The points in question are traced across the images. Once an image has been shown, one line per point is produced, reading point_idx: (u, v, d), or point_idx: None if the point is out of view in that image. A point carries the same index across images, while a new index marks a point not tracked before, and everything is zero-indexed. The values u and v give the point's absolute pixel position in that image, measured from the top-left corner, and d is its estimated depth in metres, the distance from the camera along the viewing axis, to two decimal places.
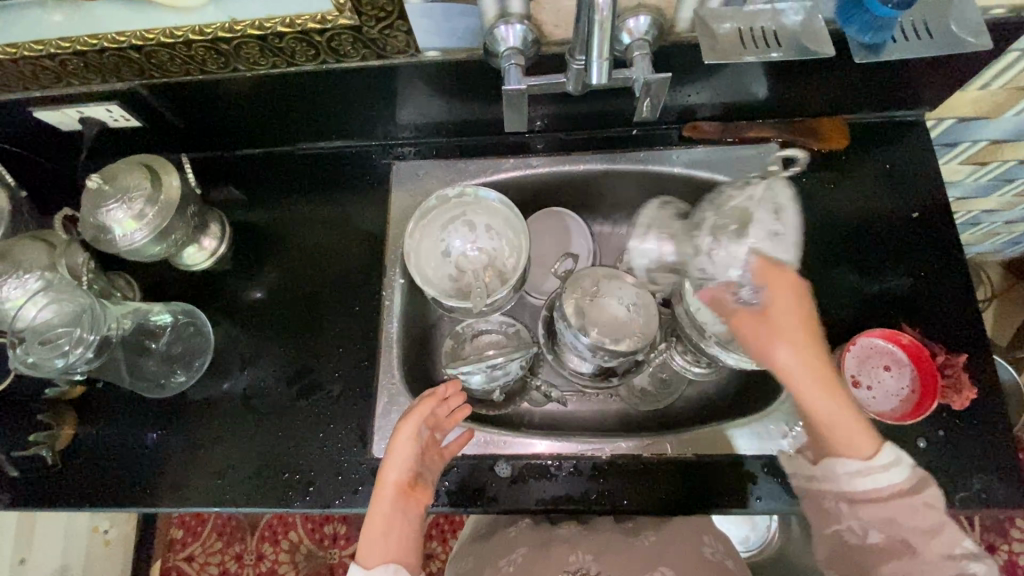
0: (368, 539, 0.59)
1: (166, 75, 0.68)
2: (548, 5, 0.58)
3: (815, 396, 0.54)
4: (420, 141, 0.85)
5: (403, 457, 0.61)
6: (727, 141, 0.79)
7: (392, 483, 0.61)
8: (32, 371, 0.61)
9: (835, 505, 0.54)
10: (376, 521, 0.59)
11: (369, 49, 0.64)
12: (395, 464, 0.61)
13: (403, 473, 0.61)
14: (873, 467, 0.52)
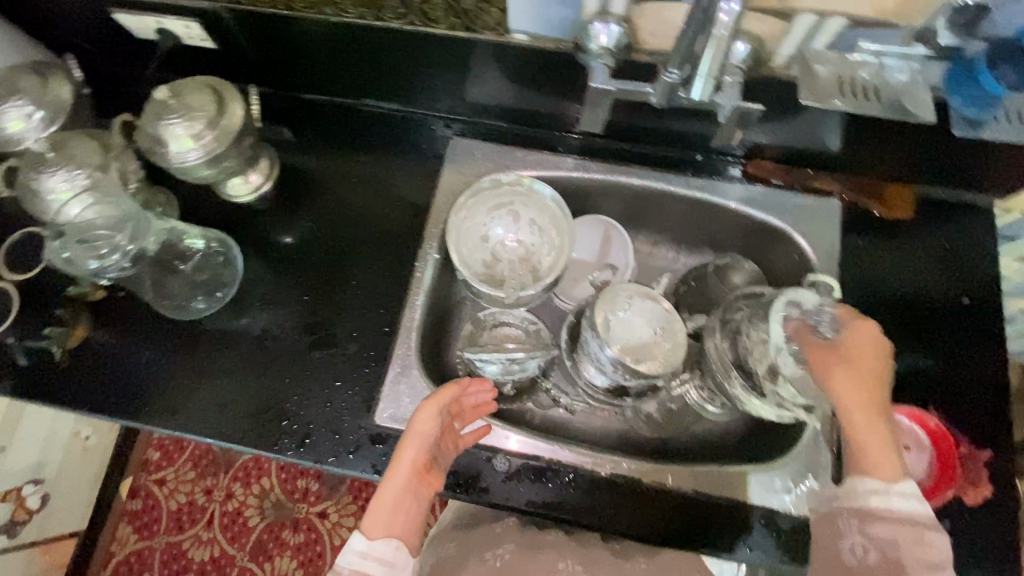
0: (376, 513, 0.57)
1: (251, 3, 0.68)
2: (650, 13, 0.57)
3: (861, 414, 0.52)
4: (481, 121, 0.84)
5: (424, 437, 0.60)
6: (788, 186, 0.78)
7: (409, 462, 0.59)
8: (65, 267, 0.62)
9: (846, 524, 0.51)
10: (387, 496, 0.58)
11: (459, 19, 0.64)
12: (416, 443, 0.60)
13: (422, 453, 0.60)
14: (890, 491, 0.49)
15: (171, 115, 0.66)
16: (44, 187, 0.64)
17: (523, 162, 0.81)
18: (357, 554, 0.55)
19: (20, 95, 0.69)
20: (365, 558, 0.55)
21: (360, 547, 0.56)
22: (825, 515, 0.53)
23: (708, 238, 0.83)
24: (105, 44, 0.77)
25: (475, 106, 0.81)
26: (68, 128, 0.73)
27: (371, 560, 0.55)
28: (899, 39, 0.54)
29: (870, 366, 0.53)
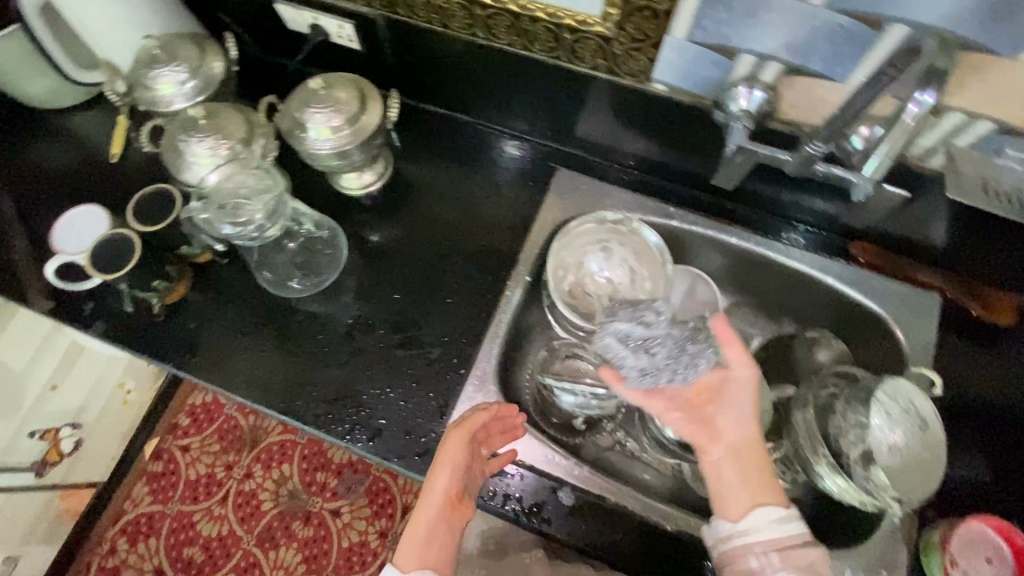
0: (409, 543, 0.57)
1: (409, 15, 0.72)
2: (799, 85, 0.59)
3: (671, 412, 0.56)
4: (589, 157, 0.87)
5: (455, 463, 0.61)
6: (890, 274, 0.78)
7: (439, 487, 0.60)
8: (205, 228, 0.65)
9: (753, 559, 0.50)
10: (418, 525, 0.58)
11: (605, 61, 0.67)
12: (446, 469, 0.61)
13: (454, 478, 0.60)
14: (739, 526, 0.51)
15: (317, 104, 0.70)
16: (188, 151, 0.68)
17: (626, 203, 0.82)
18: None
19: (178, 63, 0.73)
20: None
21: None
22: (730, 551, 0.51)
23: (793, 308, 0.84)
24: (260, 29, 0.82)
25: (587, 142, 0.84)
26: (214, 100, 0.77)
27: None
28: None
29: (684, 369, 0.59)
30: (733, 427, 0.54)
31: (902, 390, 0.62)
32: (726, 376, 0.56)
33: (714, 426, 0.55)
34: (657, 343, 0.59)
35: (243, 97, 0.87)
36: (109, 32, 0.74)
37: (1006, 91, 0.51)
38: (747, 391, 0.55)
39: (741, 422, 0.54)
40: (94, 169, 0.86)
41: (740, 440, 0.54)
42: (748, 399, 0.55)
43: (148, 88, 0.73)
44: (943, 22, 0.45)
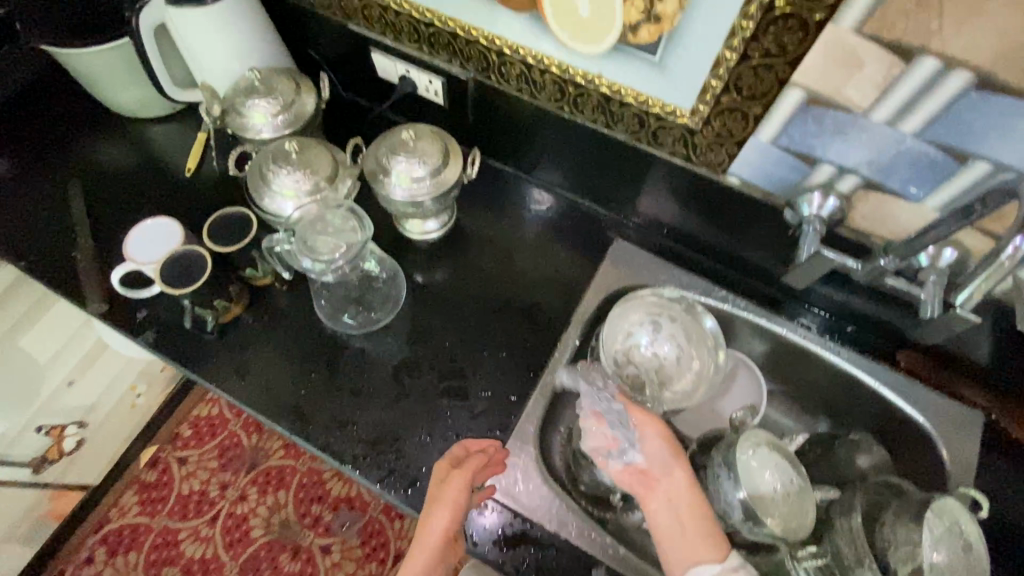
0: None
1: (500, 81, 0.75)
2: (874, 200, 0.62)
3: (612, 473, 0.64)
4: (646, 231, 0.88)
5: (453, 512, 0.61)
6: (938, 388, 0.79)
7: (437, 539, 0.60)
8: (286, 259, 0.66)
9: None
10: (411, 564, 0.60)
11: (684, 149, 0.69)
12: (445, 515, 0.61)
13: (450, 522, 0.61)
14: None
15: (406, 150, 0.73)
16: (275, 182, 0.69)
17: (679, 281, 0.84)
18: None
19: (274, 97, 0.76)
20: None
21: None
22: None
23: (834, 406, 0.83)
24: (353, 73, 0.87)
25: (645, 217, 0.86)
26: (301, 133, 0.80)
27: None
28: None
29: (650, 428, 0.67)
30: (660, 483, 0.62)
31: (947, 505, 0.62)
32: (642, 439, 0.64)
33: (646, 484, 0.62)
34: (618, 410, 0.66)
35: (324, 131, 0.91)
36: (211, 59, 0.78)
37: None
38: (669, 449, 0.63)
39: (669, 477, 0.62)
40: (165, 179, 0.88)
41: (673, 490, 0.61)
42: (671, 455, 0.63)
43: (240, 114, 0.75)
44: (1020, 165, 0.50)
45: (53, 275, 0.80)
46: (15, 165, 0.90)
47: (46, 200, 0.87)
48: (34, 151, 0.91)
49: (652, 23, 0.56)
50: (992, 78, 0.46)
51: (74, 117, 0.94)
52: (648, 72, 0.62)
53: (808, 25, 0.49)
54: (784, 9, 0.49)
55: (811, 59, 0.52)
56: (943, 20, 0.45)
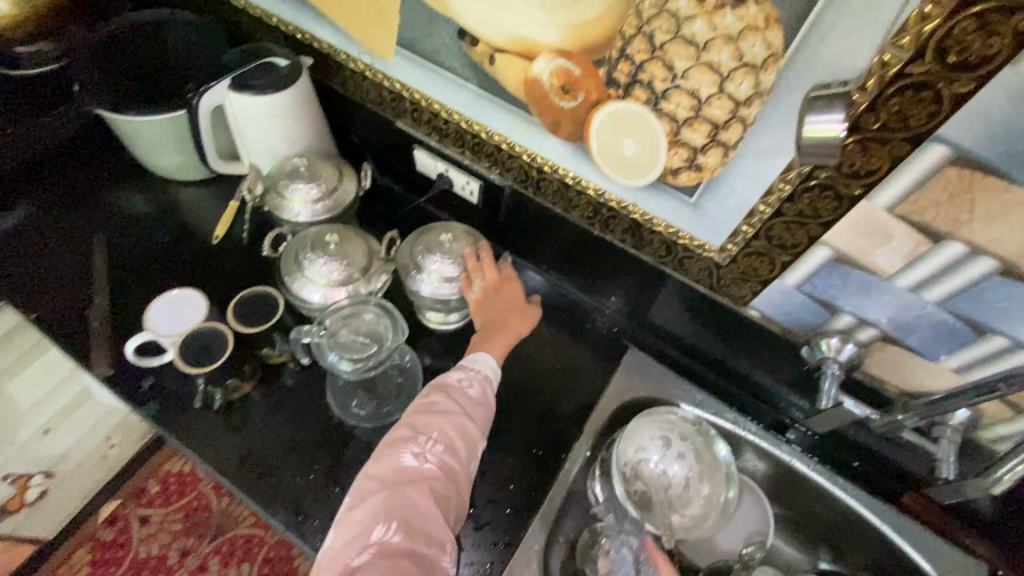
0: (498, 346, 0.74)
1: (536, 192, 0.79)
2: (891, 352, 0.64)
3: None
4: (659, 342, 0.89)
5: (522, 311, 0.78)
6: (947, 536, 0.76)
7: (525, 323, 0.77)
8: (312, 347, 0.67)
9: None
10: (507, 325, 0.76)
11: (707, 279, 0.72)
12: (519, 317, 0.77)
13: (519, 315, 0.77)
14: None
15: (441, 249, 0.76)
16: (309, 269, 0.70)
17: (691, 397, 0.84)
18: (492, 370, 0.72)
19: (317, 182, 0.78)
20: (483, 377, 0.70)
21: (493, 363, 0.72)
22: None
23: (838, 542, 0.82)
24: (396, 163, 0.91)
25: (660, 330, 0.87)
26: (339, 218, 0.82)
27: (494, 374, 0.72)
28: None
29: None
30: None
31: None
32: None
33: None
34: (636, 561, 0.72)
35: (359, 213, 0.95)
36: (260, 140, 0.81)
37: None
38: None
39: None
40: (190, 243, 0.88)
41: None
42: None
43: (281, 196, 0.77)
44: None
45: (62, 331, 0.79)
46: (41, 213, 0.90)
47: (67, 251, 0.87)
48: (62, 201, 0.91)
49: (693, 170, 0.60)
50: (1014, 271, 0.49)
51: (108, 172, 0.95)
52: (683, 208, 0.65)
53: (843, 197, 0.52)
54: (821, 181, 0.52)
55: (841, 226, 0.55)
56: (973, 215, 0.48)
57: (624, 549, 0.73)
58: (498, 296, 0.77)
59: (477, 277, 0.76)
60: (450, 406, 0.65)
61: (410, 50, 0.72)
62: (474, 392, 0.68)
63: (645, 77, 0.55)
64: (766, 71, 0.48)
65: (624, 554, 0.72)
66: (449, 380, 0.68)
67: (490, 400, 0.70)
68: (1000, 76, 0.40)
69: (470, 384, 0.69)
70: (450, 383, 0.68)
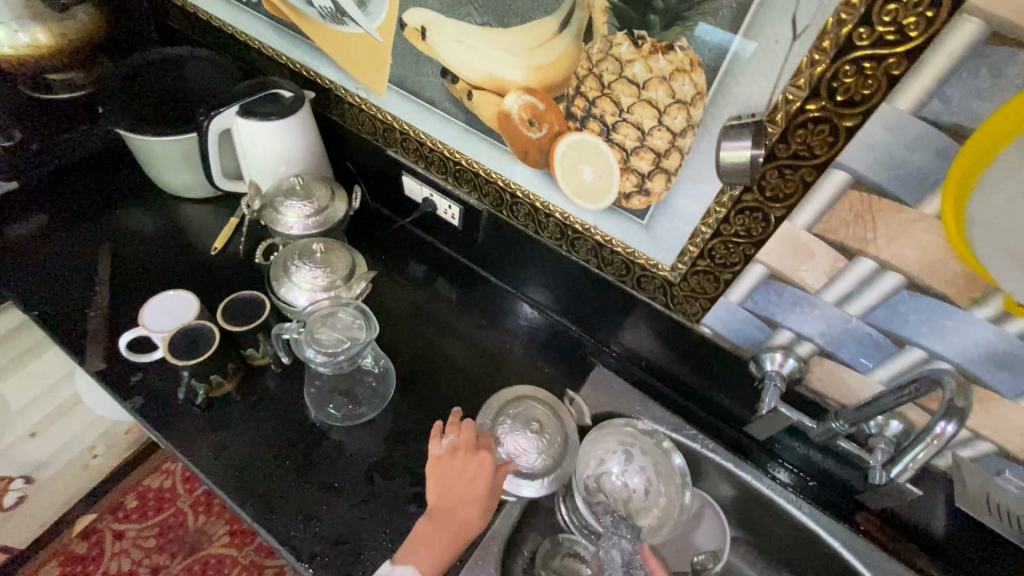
0: (426, 556, 0.67)
1: (509, 216, 0.86)
2: (827, 366, 0.69)
3: None
4: (626, 363, 0.93)
5: (480, 499, 0.70)
6: (895, 554, 0.79)
7: (478, 520, 0.70)
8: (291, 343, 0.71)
9: None
10: (453, 521, 0.69)
11: (663, 296, 0.78)
12: (476, 510, 0.70)
13: (479, 505, 0.70)
14: None
15: (536, 438, 0.78)
16: (295, 275, 0.76)
17: (655, 415, 0.88)
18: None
19: (310, 200, 0.85)
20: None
21: None
22: None
23: (794, 561, 0.84)
24: (388, 187, 1.00)
25: (626, 351, 0.92)
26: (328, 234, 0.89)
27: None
28: None
29: None
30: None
31: None
32: None
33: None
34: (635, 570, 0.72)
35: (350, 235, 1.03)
36: (262, 162, 0.89)
37: (1009, 425, 0.60)
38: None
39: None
40: (190, 254, 0.95)
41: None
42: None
43: (276, 211, 0.85)
44: (951, 356, 0.58)
45: (62, 329, 0.84)
46: (55, 222, 0.97)
47: (74, 257, 0.93)
48: (75, 213, 0.99)
49: (642, 195, 0.67)
50: (917, 285, 0.55)
51: (121, 188, 1.03)
52: (637, 231, 0.72)
53: (768, 218, 0.59)
54: (749, 203, 0.59)
55: (771, 245, 0.62)
56: (876, 234, 0.54)
57: (618, 550, 0.74)
58: (459, 470, 0.71)
59: (452, 432, 0.74)
60: None
61: (400, 86, 0.82)
62: None
63: (597, 111, 0.63)
64: (695, 107, 0.56)
65: (614, 556, 0.73)
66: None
67: None
68: (880, 111, 0.47)
69: None
70: None
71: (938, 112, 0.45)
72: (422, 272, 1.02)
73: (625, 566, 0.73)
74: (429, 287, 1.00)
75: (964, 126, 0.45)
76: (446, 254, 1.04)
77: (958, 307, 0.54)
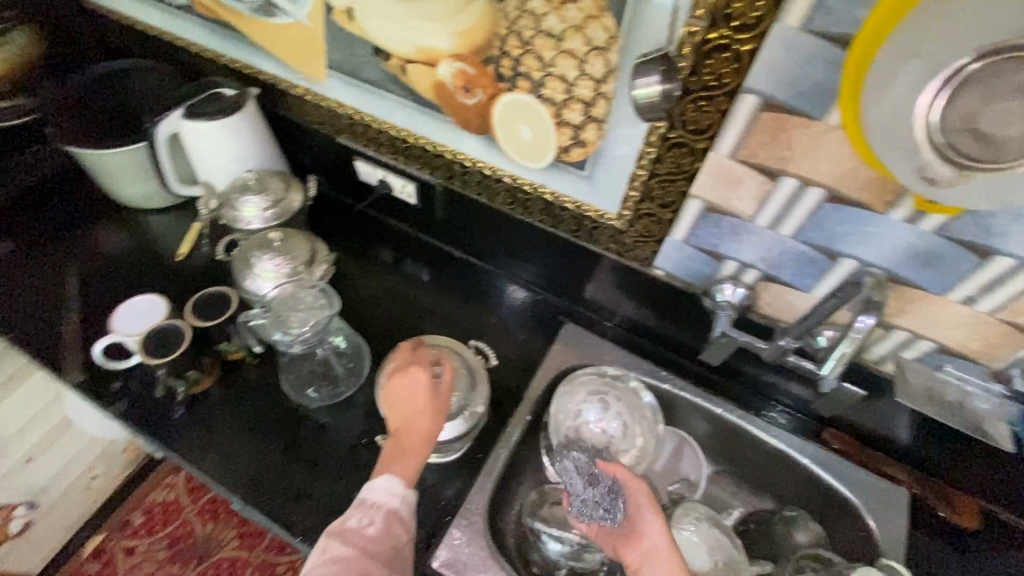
0: (403, 465, 0.66)
1: (462, 186, 0.88)
2: (773, 290, 0.72)
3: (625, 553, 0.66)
4: (594, 317, 0.96)
5: (432, 405, 0.70)
6: (862, 462, 0.82)
7: (435, 424, 0.70)
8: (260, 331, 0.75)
9: None
10: (416, 435, 0.68)
11: (616, 246, 0.80)
12: (428, 417, 0.69)
13: (431, 412, 0.70)
14: None
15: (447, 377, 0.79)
16: (257, 266, 0.78)
17: (625, 361, 0.91)
18: (396, 497, 0.63)
19: (265, 194, 0.87)
20: (399, 500, 0.63)
21: (398, 486, 0.63)
22: None
23: (771, 483, 0.87)
24: (345, 175, 1.02)
25: (591, 305, 0.95)
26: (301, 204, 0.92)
27: (403, 505, 0.63)
28: (978, 372, 0.66)
29: (642, 511, 0.67)
30: (646, 536, 0.65)
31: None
32: (640, 524, 0.66)
33: (631, 537, 0.66)
34: (598, 473, 0.72)
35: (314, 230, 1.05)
36: (215, 162, 0.90)
37: (941, 320, 0.64)
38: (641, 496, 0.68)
39: (650, 527, 0.65)
40: (157, 263, 0.97)
41: (655, 548, 0.64)
42: (649, 507, 0.67)
43: (234, 209, 0.86)
44: (880, 261, 0.61)
45: (38, 349, 0.86)
46: (18, 248, 0.98)
47: (43, 278, 0.95)
48: (37, 237, 1.00)
49: (579, 145, 0.70)
50: (837, 196, 0.58)
51: (81, 209, 1.04)
52: (581, 183, 0.75)
53: (695, 151, 0.62)
54: (675, 139, 0.62)
55: (702, 178, 0.64)
56: (793, 152, 0.57)
57: (572, 464, 0.74)
58: (404, 386, 0.72)
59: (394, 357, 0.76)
60: (346, 555, 0.57)
61: (338, 71, 0.83)
62: (376, 528, 0.61)
63: (523, 69, 0.66)
64: (611, 51, 0.60)
65: (566, 468, 0.74)
66: (348, 524, 0.60)
67: (403, 536, 0.62)
68: (773, 31, 0.50)
69: (371, 522, 0.61)
70: (348, 528, 0.60)
71: (824, 25, 0.49)
72: (388, 255, 1.04)
73: (581, 476, 0.72)
74: (396, 269, 1.02)
75: (847, 35, 0.48)
76: (410, 235, 1.06)
77: (875, 213, 0.58)
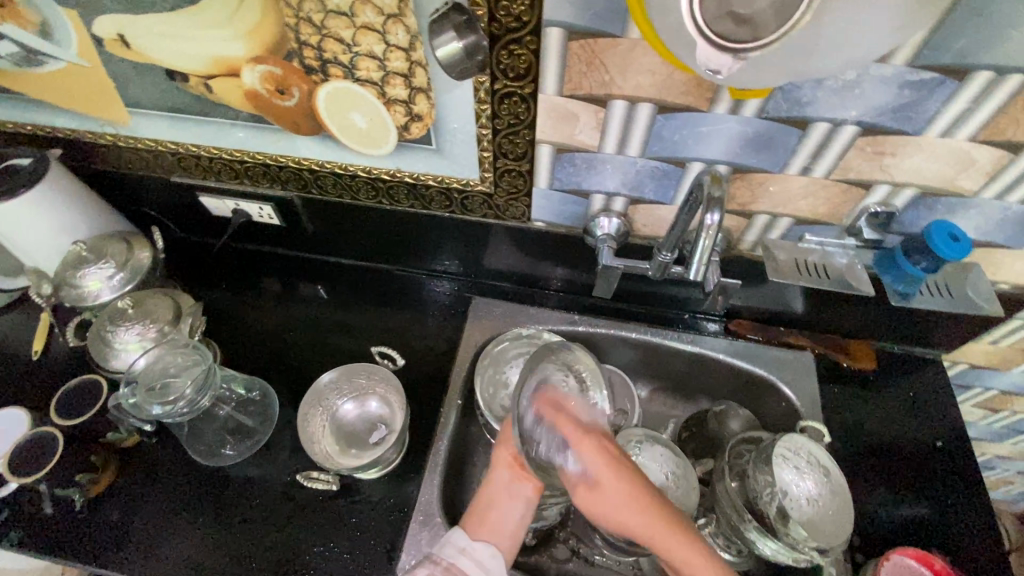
0: (479, 528, 0.62)
1: (321, 193, 0.83)
2: (643, 210, 0.74)
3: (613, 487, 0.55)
4: (498, 284, 0.96)
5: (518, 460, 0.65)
6: (767, 342, 0.88)
7: (520, 480, 0.64)
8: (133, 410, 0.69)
9: None
10: (495, 487, 0.64)
11: (491, 210, 0.78)
12: (506, 469, 0.65)
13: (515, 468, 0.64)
14: None
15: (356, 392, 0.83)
16: (115, 341, 0.74)
17: (539, 317, 0.91)
18: (457, 550, 0.60)
19: (105, 261, 0.78)
20: (464, 555, 0.59)
21: (461, 539, 0.60)
22: None
23: (700, 385, 0.92)
24: (198, 214, 0.93)
25: (491, 272, 0.94)
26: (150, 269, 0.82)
27: (469, 558, 0.59)
28: (834, 233, 0.72)
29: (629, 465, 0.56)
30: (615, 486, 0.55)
31: (790, 443, 0.72)
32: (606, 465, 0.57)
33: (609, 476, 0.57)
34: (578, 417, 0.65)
35: (183, 282, 0.96)
36: (34, 244, 0.80)
37: (790, 194, 0.68)
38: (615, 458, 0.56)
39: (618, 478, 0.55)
40: (10, 368, 0.85)
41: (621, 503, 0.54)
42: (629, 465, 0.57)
43: (74, 287, 0.76)
44: (722, 156, 0.64)
45: None
46: None
47: None
48: None
49: (416, 120, 0.67)
50: (665, 104, 0.60)
51: None
52: (433, 158, 0.72)
53: (525, 98, 0.60)
54: (501, 89, 0.60)
55: (542, 121, 0.64)
56: (611, 74, 0.57)
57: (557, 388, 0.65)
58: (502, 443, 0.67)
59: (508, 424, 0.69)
60: None
61: (140, 105, 0.75)
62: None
63: (330, 56, 0.62)
64: (407, 16, 0.57)
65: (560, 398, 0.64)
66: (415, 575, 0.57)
67: None
68: None
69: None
70: None
71: None
72: (274, 283, 0.97)
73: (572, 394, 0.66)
74: (283, 295, 0.96)
75: None
76: (291, 257, 0.99)
77: (702, 112, 0.60)
